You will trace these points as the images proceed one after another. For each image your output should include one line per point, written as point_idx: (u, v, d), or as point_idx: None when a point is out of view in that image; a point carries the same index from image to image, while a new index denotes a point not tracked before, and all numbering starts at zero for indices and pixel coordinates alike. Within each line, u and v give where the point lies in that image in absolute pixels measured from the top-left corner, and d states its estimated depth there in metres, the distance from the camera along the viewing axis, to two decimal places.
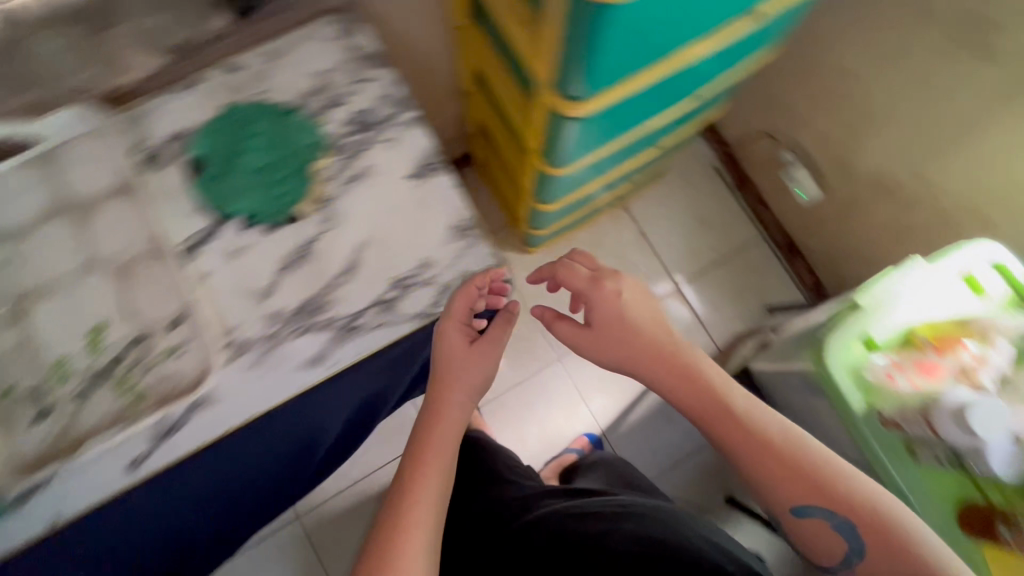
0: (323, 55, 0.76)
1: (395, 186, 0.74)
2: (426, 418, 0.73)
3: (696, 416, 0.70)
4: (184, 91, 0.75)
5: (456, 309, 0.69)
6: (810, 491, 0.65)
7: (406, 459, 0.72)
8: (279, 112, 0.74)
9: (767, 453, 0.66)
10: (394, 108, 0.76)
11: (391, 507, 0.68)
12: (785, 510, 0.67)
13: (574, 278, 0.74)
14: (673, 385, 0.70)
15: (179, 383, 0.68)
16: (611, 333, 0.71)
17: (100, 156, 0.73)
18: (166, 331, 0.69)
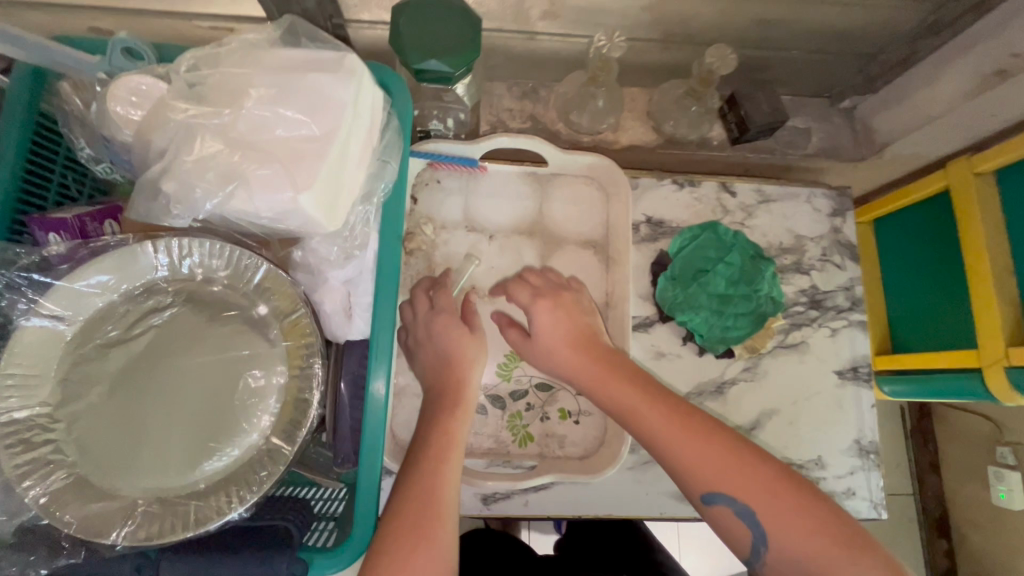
0: (807, 225, 0.78)
1: (820, 375, 0.74)
2: (446, 320, 0.62)
3: (619, 414, 0.55)
4: (678, 187, 0.77)
5: (436, 300, 0.64)
6: (745, 481, 0.49)
7: (448, 344, 0.61)
8: (759, 254, 0.75)
9: (676, 447, 0.51)
10: (849, 304, 0.76)
11: (442, 338, 0.61)
12: (695, 496, 0.50)
13: (561, 306, 0.62)
14: (634, 408, 0.54)
15: (562, 446, 0.68)
16: (555, 351, 0.60)
17: (585, 203, 0.75)
18: (574, 391, 0.70)
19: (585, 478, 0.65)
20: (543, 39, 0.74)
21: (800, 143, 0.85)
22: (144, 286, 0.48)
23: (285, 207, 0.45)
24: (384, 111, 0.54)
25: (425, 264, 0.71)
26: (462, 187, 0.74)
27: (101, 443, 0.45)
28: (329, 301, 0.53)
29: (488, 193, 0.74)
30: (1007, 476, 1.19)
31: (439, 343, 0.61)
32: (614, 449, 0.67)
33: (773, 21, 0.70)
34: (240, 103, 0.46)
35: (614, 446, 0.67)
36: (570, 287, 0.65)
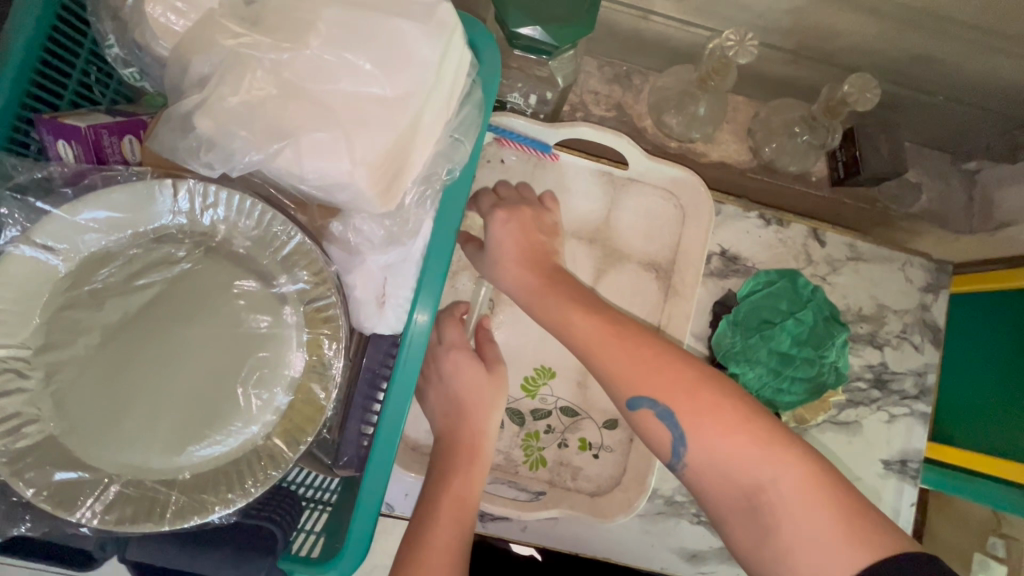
0: (893, 296, 0.70)
1: (865, 461, 0.68)
2: (463, 358, 0.55)
3: (551, 328, 0.52)
4: (764, 223, 0.69)
5: (445, 334, 0.57)
6: (666, 381, 0.46)
7: (461, 383, 0.55)
8: (834, 316, 0.67)
9: (600, 351, 0.49)
10: (917, 392, 0.69)
11: (457, 379, 0.55)
12: (620, 402, 0.48)
13: (517, 221, 0.56)
14: (566, 317, 0.51)
15: (575, 478, 0.63)
16: (502, 264, 0.55)
17: (658, 220, 0.67)
18: (600, 423, 0.64)
19: (593, 521, 0.60)
20: (657, 21, 0.63)
21: (906, 200, 0.75)
22: (157, 232, 0.41)
23: (337, 178, 0.38)
24: (468, 78, 0.45)
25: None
26: (526, 172, 0.65)
27: (81, 404, 0.39)
28: (361, 286, 0.46)
29: (554, 185, 0.65)
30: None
31: (455, 382, 0.55)
32: (629, 496, 0.61)
33: (930, 58, 0.59)
34: (304, 39, 0.37)
35: (631, 492, 0.61)
36: (535, 204, 0.59)
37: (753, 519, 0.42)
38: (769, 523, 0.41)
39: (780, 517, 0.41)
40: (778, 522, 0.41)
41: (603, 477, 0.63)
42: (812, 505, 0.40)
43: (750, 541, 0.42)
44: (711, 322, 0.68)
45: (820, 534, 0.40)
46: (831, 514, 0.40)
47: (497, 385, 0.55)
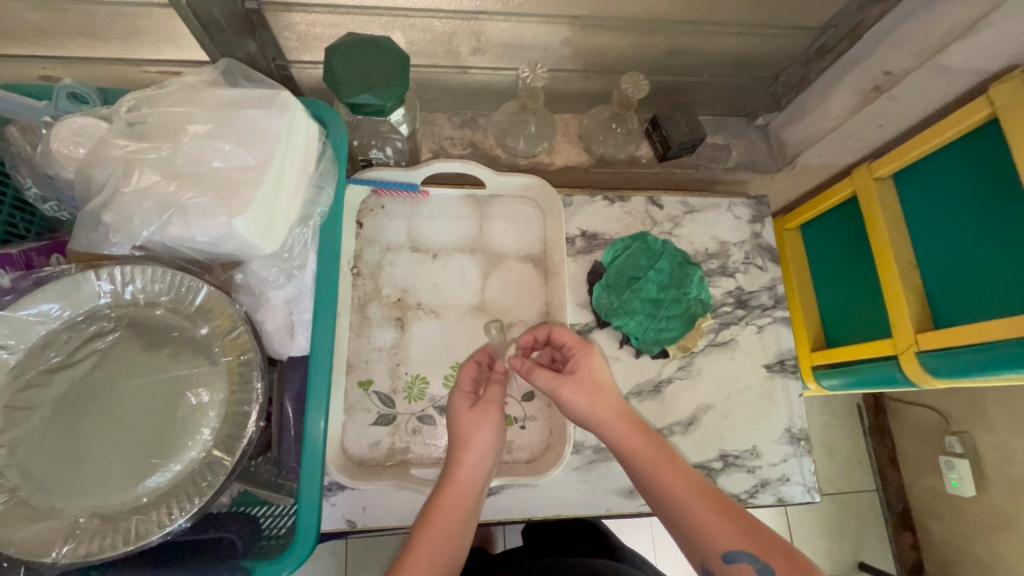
0: (730, 232, 0.84)
1: (750, 370, 0.79)
2: (466, 403, 0.61)
3: (645, 471, 0.57)
4: (610, 203, 0.84)
5: (460, 379, 0.64)
6: (761, 541, 0.51)
7: (455, 423, 0.60)
8: (686, 260, 0.80)
9: (700, 507, 0.53)
10: (773, 302, 0.82)
11: (454, 421, 0.60)
12: (714, 553, 0.51)
13: (606, 391, 0.60)
14: (665, 474, 0.56)
15: (510, 451, 0.71)
16: (595, 394, 0.59)
17: (523, 220, 0.80)
18: (519, 398, 0.73)
19: (530, 481, 0.68)
20: (475, 72, 0.80)
21: (721, 158, 0.92)
22: (88, 312, 0.51)
23: (221, 231, 0.49)
24: (319, 141, 0.59)
25: (372, 284, 0.75)
26: (405, 211, 0.78)
27: (44, 466, 0.46)
28: (270, 319, 0.57)
29: (431, 215, 0.78)
30: (957, 464, 1.31)
31: (452, 420, 0.61)
32: (558, 451, 0.70)
33: (680, 50, 0.78)
34: (178, 138, 0.50)
35: (558, 448, 0.70)
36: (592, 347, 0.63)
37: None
38: None
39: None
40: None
41: (532, 441, 0.72)
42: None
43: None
44: (589, 290, 0.80)
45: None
46: None
47: (482, 419, 0.59)
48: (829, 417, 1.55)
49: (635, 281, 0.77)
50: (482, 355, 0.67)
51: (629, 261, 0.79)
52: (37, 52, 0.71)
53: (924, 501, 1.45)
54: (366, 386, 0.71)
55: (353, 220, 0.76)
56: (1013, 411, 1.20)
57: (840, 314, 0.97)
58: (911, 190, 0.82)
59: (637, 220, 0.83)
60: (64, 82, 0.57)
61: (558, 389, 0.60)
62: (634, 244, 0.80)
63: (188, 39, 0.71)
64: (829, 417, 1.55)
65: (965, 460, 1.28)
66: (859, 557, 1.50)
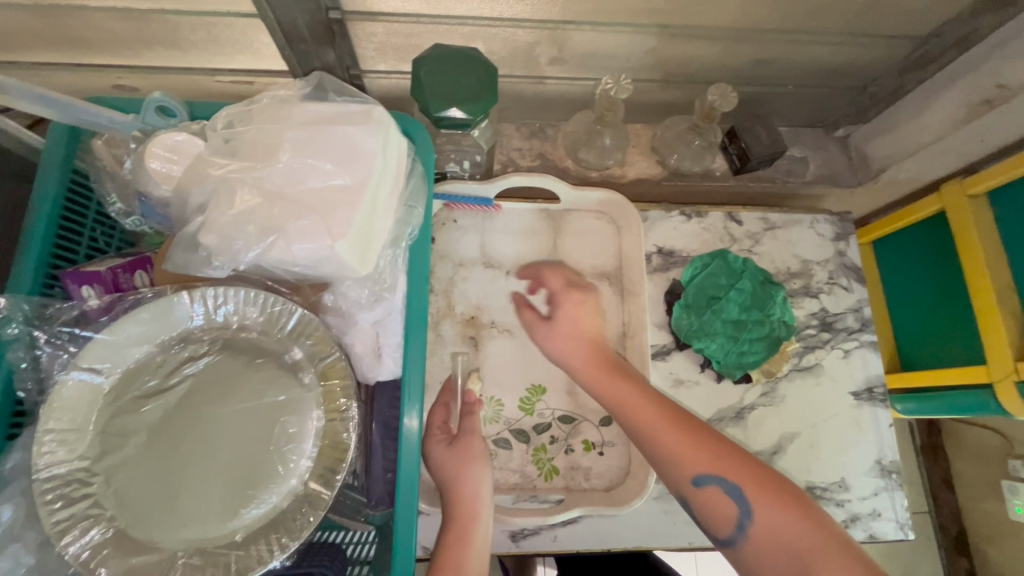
0: (813, 250, 0.80)
1: (836, 397, 0.75)
2: (443, 443, 0.58)
3: (616, 406, 0.56)
4: (686, 218, 0.80)
5: (430, 422, 0.60)
6: (729, 462, 0.51)
7: (438, 469, 0.57)
8: (768, 279, 0.77)
9: (671, 437, 0.53)
10: (860, 325, 0.78)
11: (438, 466, 0.57)
12: (687, 481, 0.51)
13: (587, 301, 0.62)
14: (633, 403, 0.55)
15: (588, 478, 0.68)
16: (573, 344, 0.60)
17: (598, 237, 0.77)
18: (597, 423, 0.70)
19: (610, 511, 0.65)
20: (551, 82, 0.77)
21: (799, 171, 0.88)
22: (180, 335, 0.49)
23: (322, 254, 0.47)
24: (409, 157, 0.57)
25: (445, 301, 0.72)
26: (478, 225, 0.76)
27: (140, 495, 0.45)
28: (359, 341, 0.54)
29: (503, 230, 0.76)
30: (1021, 490, 1.26)
31: (435, 465, 0.57)
32: (639, 480, 0.66)
33: (768, 60, 0.75)
34: (276, 156, 0.48)
35: (640, 476, 0.67)
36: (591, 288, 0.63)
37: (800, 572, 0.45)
38: None
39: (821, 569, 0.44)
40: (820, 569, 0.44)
41: (613, 468, 0.69)
42: (841, 556, 0.45)
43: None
44: (666, 310, 0.77)
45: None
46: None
47: (464, 454, 0.56)
48: None
49: (714, 301, 0.74)
50: (446, 395, 0.63)
51: (706, 279, 0.76)
52: (115, 63, 0.71)
53: (981, 526, 1.38)
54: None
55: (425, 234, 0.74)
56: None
57: (921, 335, 0.93)
58: (1010, 210, 0.77)
59: (715, 235, 0.80)
60: (154, 95, 0.55)
61: (556, 350, 0.62)
62: (711, 262, 0.77)
63: (265, 49, 0.69)
64: None
65: None
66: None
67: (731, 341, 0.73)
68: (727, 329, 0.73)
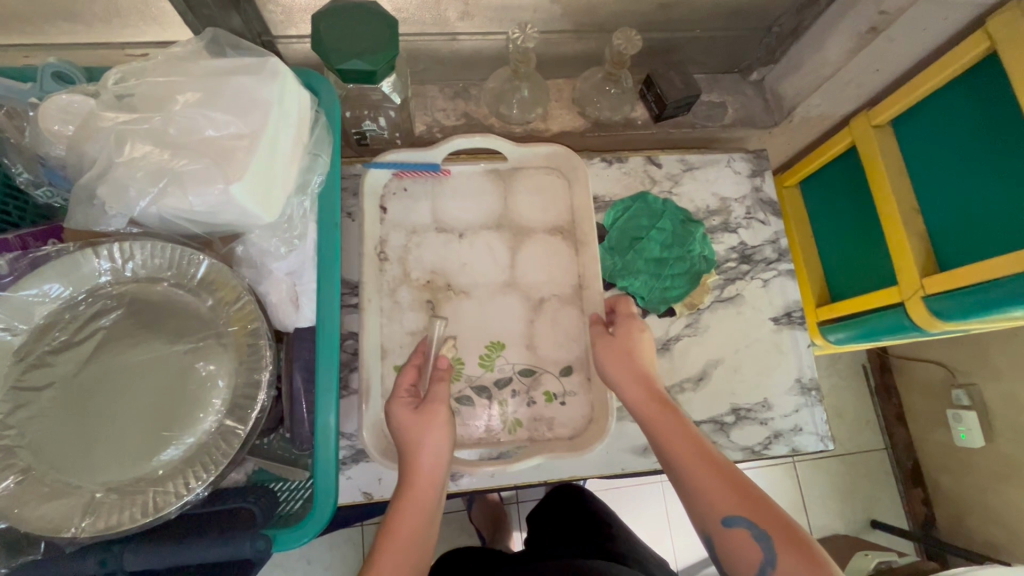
0: (730, 188, 0.84)
1: (757, 324, 0.79)
2: (408, 406, 0.58)
3: (655, 432, 0.56)
4: (608, 164, 0.83)
5: (397, 383, 0.60)
6: (763, 510, 0.49)
7: (400, 430, 0.58)
8: (688, 218, 0.80)
9: (704, 472, 0.52)
10: (777, 255, 0.82)
11: (399, 428, 0.58)
12: (713, 517, 0.50)
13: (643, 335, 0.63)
14: (670, 430, 0.55)
15: (553, 428, 0.71)
16: (627, 357, 0.61)
17: (547, 193, 0.79)
18: (557, 373, 0.72)
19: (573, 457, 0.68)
20: (464, 39, 0.79)
21: (717, 115, 0.91)
22: (89, 290, 0.50)
23: (218, 199, 0.48)
24: (312, 109, 0.58)
25: (400, 268, 0.73)
26: (427, 193, 0.77)
27: (57, 445, 0.46)
28: (274, 292, 0.55)
29: (454, 194, 0.77)
30: (964, 417, 1.31)
31: (397, 426, 0.58)
32: (601, 425, 0.69)
33: (670, 4, 0.77)
34: (168, 107, 0.49)
35: (601, 419, 0.69)
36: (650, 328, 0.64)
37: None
38: None
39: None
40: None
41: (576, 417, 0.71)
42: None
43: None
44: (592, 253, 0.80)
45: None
46: None
47: (428, 420, 0.57)
48: (836, 380, 1.56)
49: (638, 241, 0.78)
50: (419, 357, 0.63)
51: (633, 221, 0.79)
52: (18, 41, 0.70)
53: (931, 454, 1.46)
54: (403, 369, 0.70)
55: (375, 205, 0.75)
56: (1018, 360, 1.20)
57: (842, 271, 0.98)
58: (910, 136, 0.82)
59: (636, 179, 0.83)
60: (48, 62, 0.56)
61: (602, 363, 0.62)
62: (631, 207, 0.80)
63: (171, 18, 0.70)
64: (836, 379, 1.55)
65: (972, 412, 1.29)
66: (872, 516, 1.51)
67: (654, 277, 0.77)
68: (647, 266, 0.77)
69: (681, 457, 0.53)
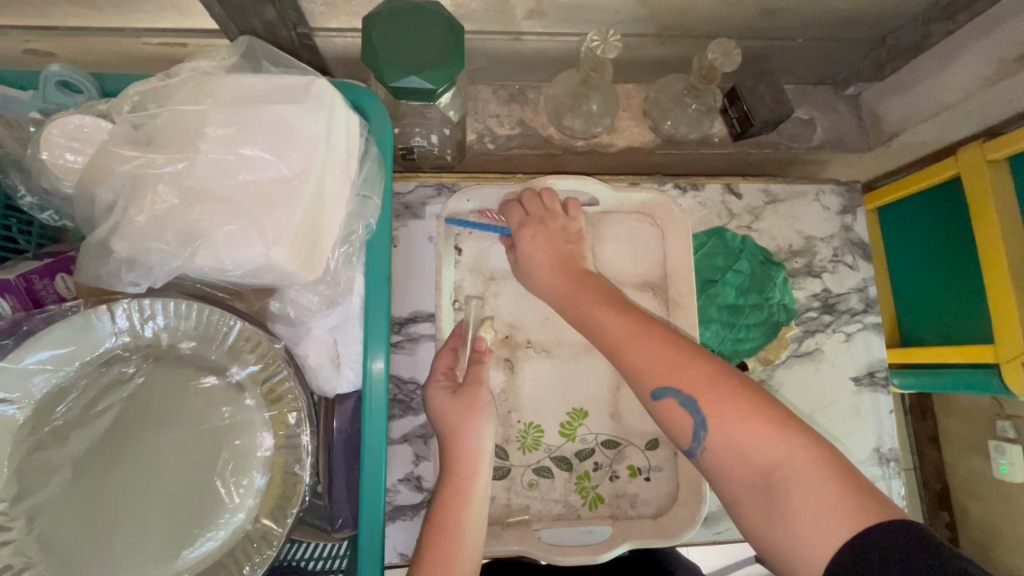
0: (817, 225, 0.74)
1: (836, 383, 0.71)
2: (446, 390, 0.57)
3: (580, 324, 0.56)
4: (681, 191, 0.73)
5: (436, 368, 0.59)
6: (693, 373, 0.47)
7: (442, 416, 0.56)
8: (769, 259, 0.71)
9: (635, 349, 0.50)
10: (864, 306, 0.73)
11: (441, 415, 0.56)
12: (645, 391, 0.49)
13: (545, 230, 0.62)
14: (598, 319, 0.54)
15: (634, 505, 0.65)
16: (544, 268, 0.60)
17: (639, 242, 0.70)
18: (643, 447, 0.66)
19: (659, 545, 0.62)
20: (529, 39, 0.68)
21: (805, 135, 0.80)
22: (104, 357, 0.43)
23: (257, 263, 0.40)
24: (361, 137, 0.49)
25: None
26: None
27: (69, 539, 0.40)
28: (313, 353, 0.48)
29: None
30: None
31: (438, 412, 0.56)
32: (689, 509, 0.63)
33: (774, 10, 0.66)
34: (196, 146, 0.40)
35: (692, 504, 0.63)
36: (561, 213, 0.64)
37: (771, 497, 0.42)
38: (780, 507, 0.41)
39: (794, 491, 0.41)
40: (793, 491, 0.41)
41: (657, 494, 0.65)
42: (817, 483, 0.41)
43: (767, 520, 0.41)
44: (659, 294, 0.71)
45: (826, 502, 0.40)
46: (835, 490, 0.40)
47: (471, 406, 0.55)
48: None
49: (715, 285, 0.69)
50: (456, 339, 0.61)
51: (706, 260, 0.71)
52: (20, 23, 0.60)
53: None
54: None
55: (451, 246, 0.67)
56: None
57: (921, 313, 0.88)
58: None
59: (712, 210, 0.73)
60: (52, 68, 0.47)
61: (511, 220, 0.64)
62: (705, 243, 0.71)
63: (195, 5, 0.60)
64: None
65: None
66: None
67: (732, 329, 0.68)
68: (725, 315, 0.69)
69: (609, 334, 0.52)
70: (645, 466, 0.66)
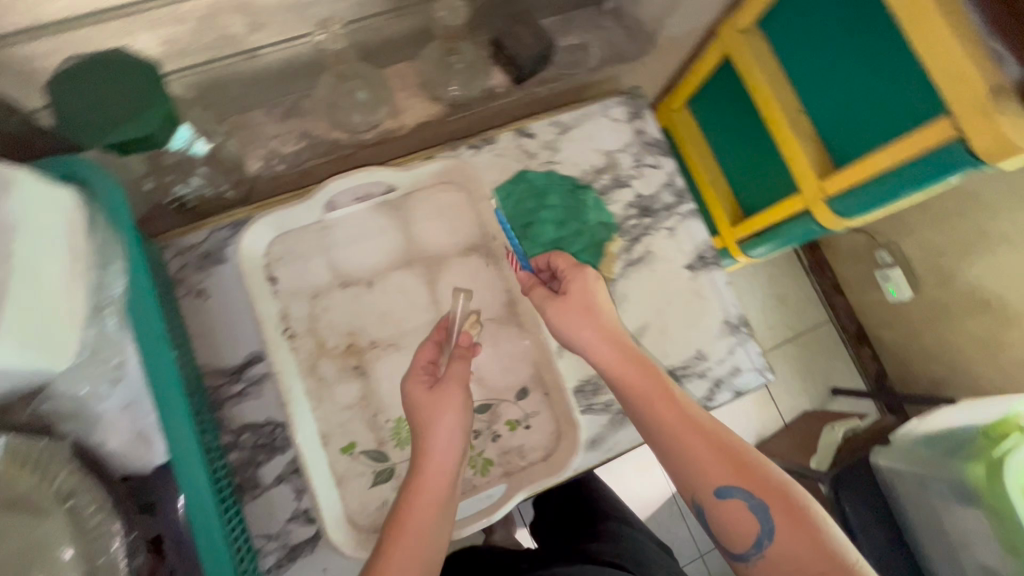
0: (612, 139, 0.77)
1: (673, 275, 0.75)
2: (423, 385, 0.55)
3: (625, 392, 0.54)
4: (477, 149, 0.74)
5: (415, 360, 0.57)
6: (763, 491, 0.48)
7: (415, 411, 0.55)
8: (575, 185, 0.74)
9: (692, 442, 0.51)
10: (676, 198, 0.77)
11: (415, 411, 0.55)
12: (706, 489, 0.50)
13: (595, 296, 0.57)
14: (646, 397, 0.53)
15: (523, 455, 0.67)
16: (581, 323, 0.56)
17: (449, 211, 0.71)
18: (514, 399, 0.68)
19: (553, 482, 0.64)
20: (265, 53, 0.65)
21: (583, 59, 0.82)
22: None
23: None
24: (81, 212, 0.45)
25: (313, 340, 0.66)
26: (318, 246, 0.68)
27: None
28: (110, 438, 0.46)
29: (348, 240, 0.69)
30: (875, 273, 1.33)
31: (411, 407, 0.55)
32: (570, 440, 0.65)
33: None
34: None
35: (570, 434, 0.65)
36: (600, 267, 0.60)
37: None
38: None
39: None
40: None
41: (541, 437, 0.67)
42: None
43: None
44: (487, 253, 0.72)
45: None
46: None
47: (443, 402, 0.54)
48: None
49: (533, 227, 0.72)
50: (438, 332, 0.60)
51: (518, 206, 0.72)
52: None
53: None
54: (350, 451, 0.63)
55: (263, 279, 0.65)
56: None
57: (746, 184, 0.94)
58: (778, 35, 0.76)
59: (511, 158, 0.75)
60: None
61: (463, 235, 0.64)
62: (512, 191, 0.73)
63: None
64: None
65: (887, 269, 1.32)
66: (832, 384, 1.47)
67: None
68: None
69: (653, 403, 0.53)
70: (521, 415, 0.68)
